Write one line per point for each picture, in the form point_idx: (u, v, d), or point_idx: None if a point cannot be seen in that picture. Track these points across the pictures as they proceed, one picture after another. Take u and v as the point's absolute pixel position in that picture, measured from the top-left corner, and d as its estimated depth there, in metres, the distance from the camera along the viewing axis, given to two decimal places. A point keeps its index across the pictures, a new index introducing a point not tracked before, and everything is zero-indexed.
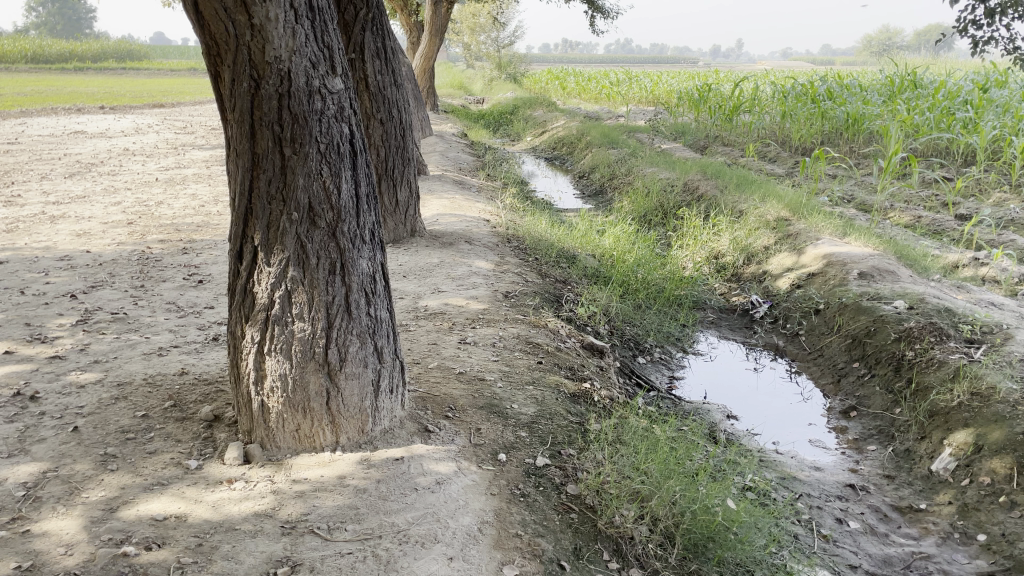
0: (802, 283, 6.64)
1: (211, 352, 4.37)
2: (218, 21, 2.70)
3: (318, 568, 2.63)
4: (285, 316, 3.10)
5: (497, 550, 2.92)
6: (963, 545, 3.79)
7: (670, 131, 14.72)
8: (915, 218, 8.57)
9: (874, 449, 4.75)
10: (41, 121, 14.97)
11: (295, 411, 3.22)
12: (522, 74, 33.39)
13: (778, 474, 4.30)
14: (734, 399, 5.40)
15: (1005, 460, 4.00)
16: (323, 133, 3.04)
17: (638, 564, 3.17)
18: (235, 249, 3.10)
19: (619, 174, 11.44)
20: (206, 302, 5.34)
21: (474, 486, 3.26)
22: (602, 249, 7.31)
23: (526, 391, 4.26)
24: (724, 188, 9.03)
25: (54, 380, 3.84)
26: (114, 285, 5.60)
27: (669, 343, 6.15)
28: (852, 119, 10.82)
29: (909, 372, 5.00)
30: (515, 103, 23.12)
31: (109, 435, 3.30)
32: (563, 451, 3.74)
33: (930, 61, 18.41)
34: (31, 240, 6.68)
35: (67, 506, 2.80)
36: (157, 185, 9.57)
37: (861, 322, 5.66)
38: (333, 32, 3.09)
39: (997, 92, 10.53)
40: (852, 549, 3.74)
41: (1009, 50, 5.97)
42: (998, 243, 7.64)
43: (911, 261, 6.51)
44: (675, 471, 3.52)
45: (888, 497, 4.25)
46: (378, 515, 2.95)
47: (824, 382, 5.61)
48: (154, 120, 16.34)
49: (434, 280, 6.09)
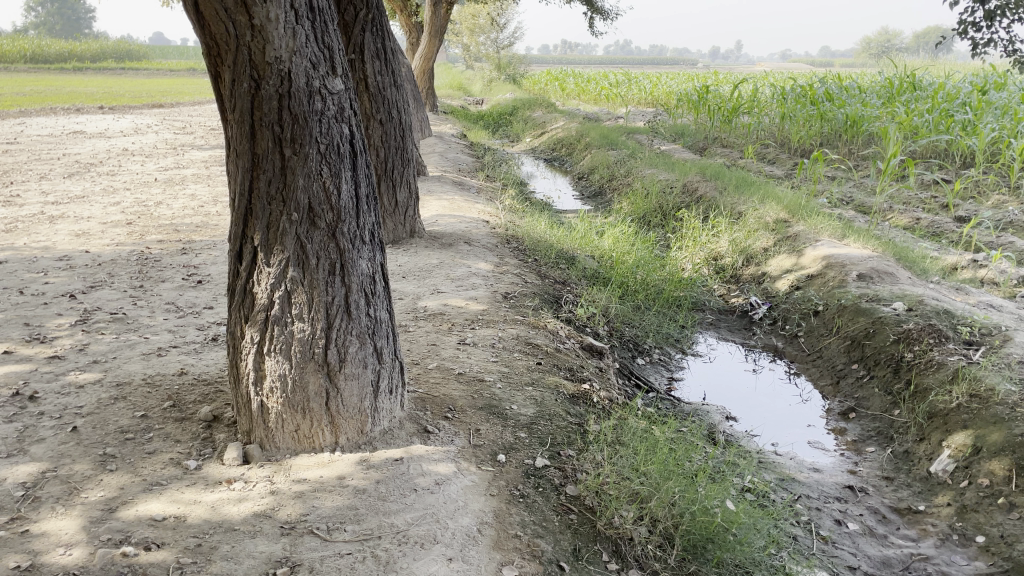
0: (801, 285, 6.65)
1: (210, 352, 4.37)
2: (218, 21, 2.70)
3: (317, 569, 2.63)
4: (285, 316, 3.10)
5: (496, 551, 2.92)
6: (961, 547, 3.80)
7: (669, 133, 14.75)
8: (914, 220, 8.58)
9: (873, 451, 4.75)
10: (40, 121, 14.98)
11: (295, 411, 3.22)
12: (521, 75, 33.42)
13: (777, 475, 4.30)
14: (733, 400, 5.40)
15: (1004, 462, 4.00)
16: (323, 134, 3.04)
17: (637, 565, 3.17)
18: (235, 249, 3.10)
19: (619, 175, 11.46)
20: (205, 302, 5.34)
21: (473, 487, 3.26)
22: (601, 250, 7.32)
23: (526, 392, 4.26)
24: (723, 189, 9.04)
25: (53, 380, 3.84)
26: (113, 285, 5.60)
27: (669, 344, 6.15)
28: (852, 121, 10.84)
29: (908, 374, 5.01)
30: (514, 105, 23.15)
31: (109, 436, 3.29)
32: (562, 452, 3.74)
33: (930, 63, 18.44)
34: (30, 240, 6.68)
35: (66, 506, 2.80)
36: (157, 185, 9.57)
37: (860, 324, 5.67)
38: (333, 33, 3.10)
39: (996, 94, 10.54)
40: (851, 550, 3.74)
41: (1008, 52, 5.97)
42: (996, 246, 7.65)
43: (909, 263, 6.51)
44: (674, 472, 3.53)
45: (887, 498, 4.25)
46: (378, 516, 2.94)
47: (823, 384, 5.61)
48: (154, 120, 16.34)
49: (433, 281, 6.09)
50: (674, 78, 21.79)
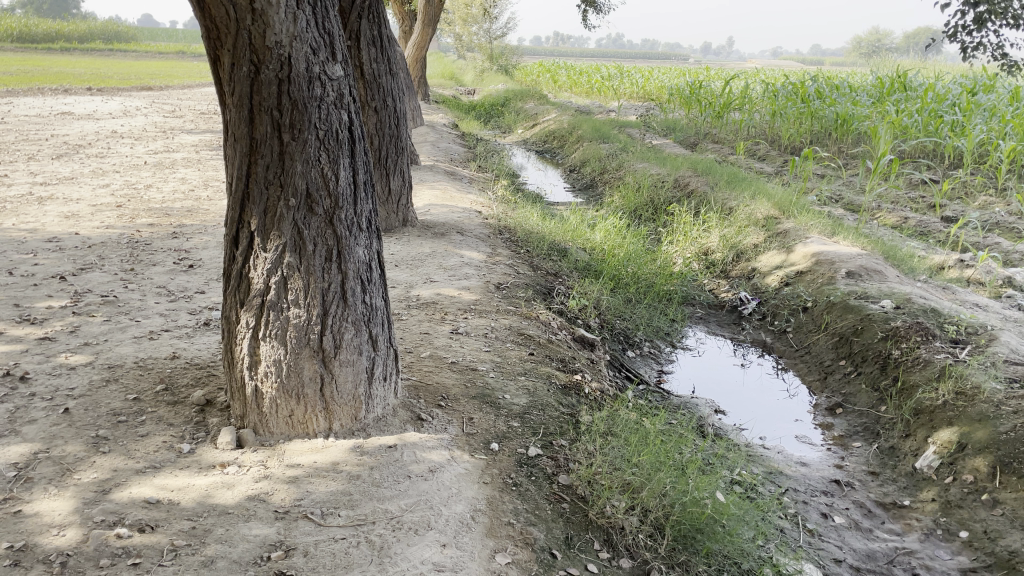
0: (790, 281, 6.72)
1: (202, 337, 4.34)
2: (218, 4, 2.67)
3: (311, 553, 2.64)
4: (281, 302, 3.10)
5: (489, 539, 2.94)
6: (945, 541, 3.87)
7: (660, 126, 14.76)
8: (902, 219, 8.67)
9: (859, 446, 4.82)
10: (27, 101, 14.74)
11: (289, 397, 3.21)
12: (514, 65, 33.27)
13: (765, 469, 4.35)
14: (722, 393, 5.46)
15: (988, 459, 4.08)
16: (322, 120, 3.02)
17: (628, 554, 3.20)
18: (231, 234, 3.09)
19: (610, 169, 11.46)
20: (196, 287, 5.29)
21: (467, 475, 3.28)
22: (592, 243, 7.36)
23: (519, 381, 4.29)
24: (715, 185, 9.08)
25: (44, 362, 3.80)
26: (103, 267, 5.54)
27: (659, 338, 6.19)
28: (841, 119, 10.95)
29: (895, 370, 5.08)
30: (506, 95, 23.09)
31: (101, 418, 3.27)
32: (554, 441, 3.77)
33: (920, 65, 18.65)
34: (18, 222, 6.58)
35: (59, 488, 2.78)
36: (146, 168, 9.47)
37: (848, 320, 5.74)
38: (334, 19, 3.07)
39: (985, 95, 10.66)
40: (837, 543, 3.80)
41: (995, 57, 6.02)
42: (983, 246, 7.76)
43: (897, 262, 6.60)
44: (665, 463, 3.58)
45: (872, 493, 4.32)
46: (372, 501, 2.96)
47: (811, 379, 5.69)
48: (143, 103, 16.11)
49: (425, 271, 6.08)
50: (666, 73, 21.79)
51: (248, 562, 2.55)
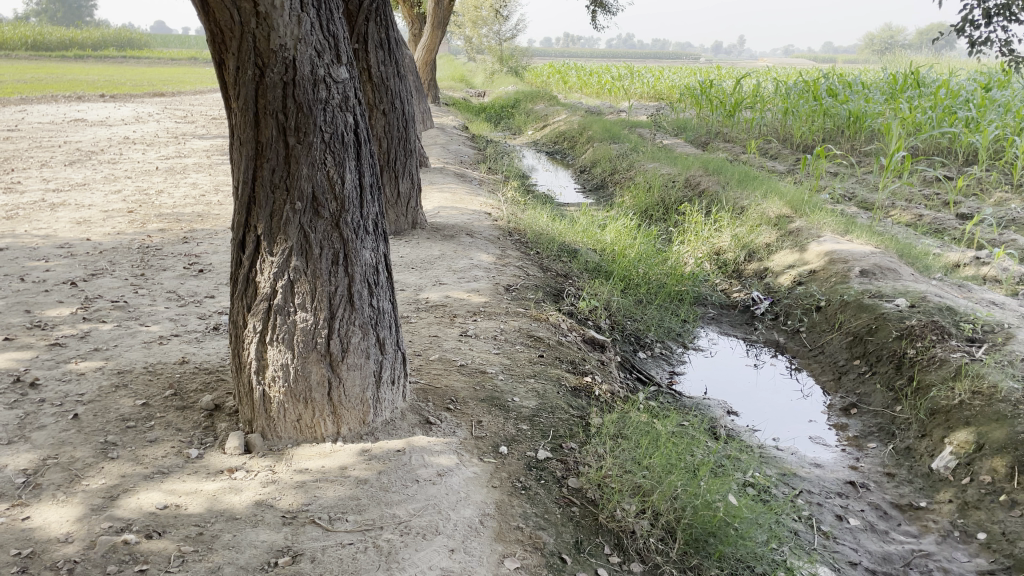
0: (803, 280, 6.64)
1: (211, 341, 4.35)
2: (223, 8, 2.66)
3: (318, 559, 2.62)
4: (287, 306, 3.09)
5: (497, 543, 2.91)
6: (963, 544, 3.80)
7: (671, 126, 14.67)
8: (916, 216, 8.55)
9: (874, 446, 4.75)
10: (42, 109, 14.88)
11: (297, 401, 3.20)
12: (523, 67, 33.22)
13: (778, 470, 4.29)
14: (735, 394, 5.40)
15: (1006, 459, 4.00)
16: (327, 123, 3.01)
17: (638, 559, 3.16)
18: (238, 238, 3.10)
19: (621, 169, 11.41)
20: (206, 291, 5.32)
21: (475, 479, 3.26)
22: (603, 243, 7.30)
23: (528, 383, 4.26)
24: (726, 184, 9.00)
25: (55, 367, 3.83)
26: (114, 273, 5.58)
27: (670, 339, 6.13)
28: (854, 117, 10.83)
29: (910, 370, 5.00)
30: (516, 97, 23.05)
31: (110, 423, 3.29)
32: (564, 444, 3.74)
33: (933, 60, 18.58)
34: (31, 228, 6.65)
35: (67, 494, 2.79)
36: (158, 174, 9.54)
37: (862, 320, 5.65)
38: (338, 21, 3.06)
39: (999, 91, 10.53)
40: (851, 546, 3.73)
41: (1006, 52, 5.91)
42: (998, 243, 7.64)
43: (911, 260, 6.52)
44: (676, 466, 3.54)
45: (888, 495, 4.25)
46: (379, 506, 2.94)
47: (825, 379, 5.62)
48: (155, 110, 16.21)
49: (434, 273, 6.08)
50: (676, 72, 21.75)
51: (255, 567, 2.54)
